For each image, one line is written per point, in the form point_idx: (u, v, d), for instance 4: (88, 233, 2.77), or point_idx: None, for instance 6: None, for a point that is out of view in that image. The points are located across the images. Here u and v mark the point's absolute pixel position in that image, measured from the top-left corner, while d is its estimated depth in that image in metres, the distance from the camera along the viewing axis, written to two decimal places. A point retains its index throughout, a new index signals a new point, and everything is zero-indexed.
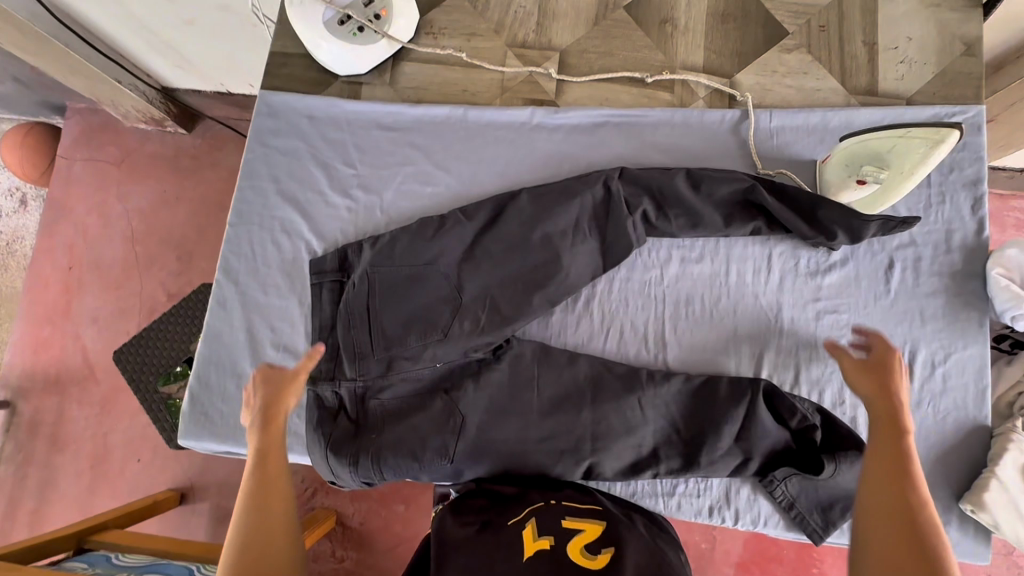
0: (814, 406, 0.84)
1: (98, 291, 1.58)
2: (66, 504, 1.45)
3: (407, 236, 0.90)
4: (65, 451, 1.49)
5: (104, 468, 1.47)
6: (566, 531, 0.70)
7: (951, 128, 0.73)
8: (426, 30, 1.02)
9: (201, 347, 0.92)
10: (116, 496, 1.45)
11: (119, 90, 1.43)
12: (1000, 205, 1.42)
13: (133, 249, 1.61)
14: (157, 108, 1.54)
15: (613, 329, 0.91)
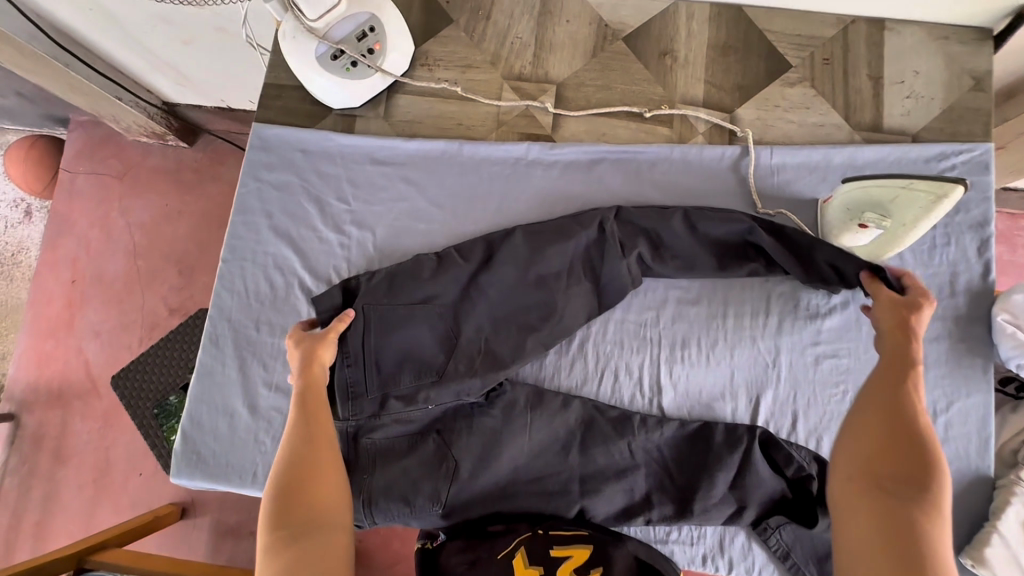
0: (811, 455, 0.83)
1: (101, 305, 1.59)
2: (69, 518, 1.47)
3: (403, 274, 0.88)
4: (68, 465, 1.50)
5: (107, 482, 1.48)
6: (554, 560, 0.72)
7: (955, 184, 0.72)
8: (421, 62, 1.00)
9: (193, 386, 0.91)
10: (119, 511, 1.46)
11: (120, 108, 1.43)
12: (1011, 224, 1.39)
13: (136, 264, 1.61)
14: (158, 123, 1.53)
15: (608, 372, 0.89)
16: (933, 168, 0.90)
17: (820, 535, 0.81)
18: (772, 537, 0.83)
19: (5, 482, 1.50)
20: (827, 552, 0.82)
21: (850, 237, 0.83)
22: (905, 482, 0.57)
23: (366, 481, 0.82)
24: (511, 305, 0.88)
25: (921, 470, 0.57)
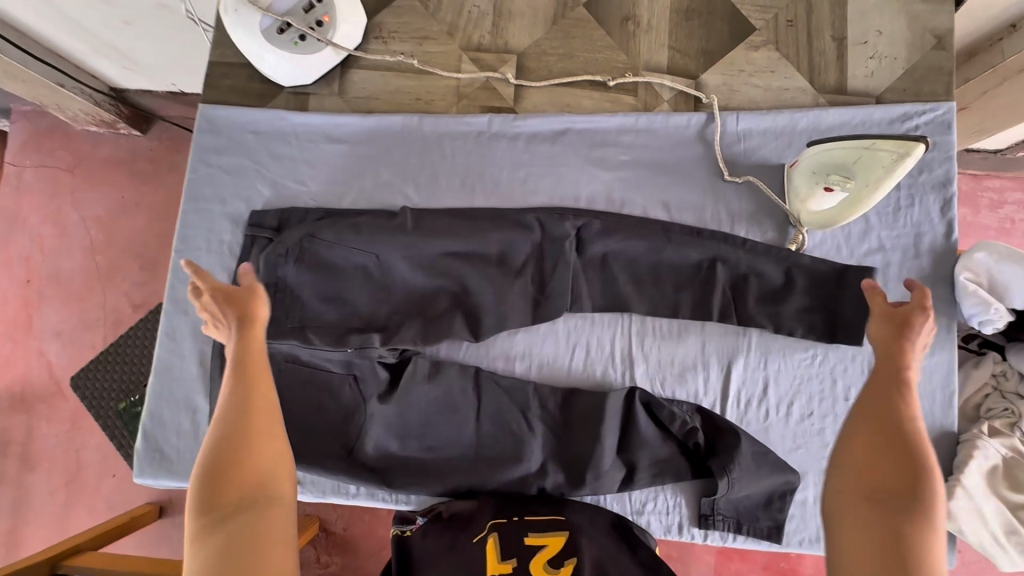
0: (693, 407, 0.85)
1: (60, 304, 1.52)
2: (43, 522, 1.42)
3: (372, 225, 0.85)
4: (37, 469, 1.45)
5: (80, 484, 1.44)
6: (529, 548, 0.70)
7: (917, 141, 0.74)
8: (375, 34, 0.96)
9: (152, 384, 0.88)
10: (95, 513, 1.42)
11: (63, 96, 1.34)
12: (975, 184, 1.46)
13: (94, 259, 1.54)
14: (106, 110, 1.44)
15: (579, 346, 0.88)
16: (897, 129, 0.90)
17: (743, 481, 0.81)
18: (718, 512, 0.83)
19: None
20: (770, 497, 0.83)
21: (816, 199, 0.82)
22: (896, 496, 0.58)
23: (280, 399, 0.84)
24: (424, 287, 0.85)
25: (905, 480, 0.59)
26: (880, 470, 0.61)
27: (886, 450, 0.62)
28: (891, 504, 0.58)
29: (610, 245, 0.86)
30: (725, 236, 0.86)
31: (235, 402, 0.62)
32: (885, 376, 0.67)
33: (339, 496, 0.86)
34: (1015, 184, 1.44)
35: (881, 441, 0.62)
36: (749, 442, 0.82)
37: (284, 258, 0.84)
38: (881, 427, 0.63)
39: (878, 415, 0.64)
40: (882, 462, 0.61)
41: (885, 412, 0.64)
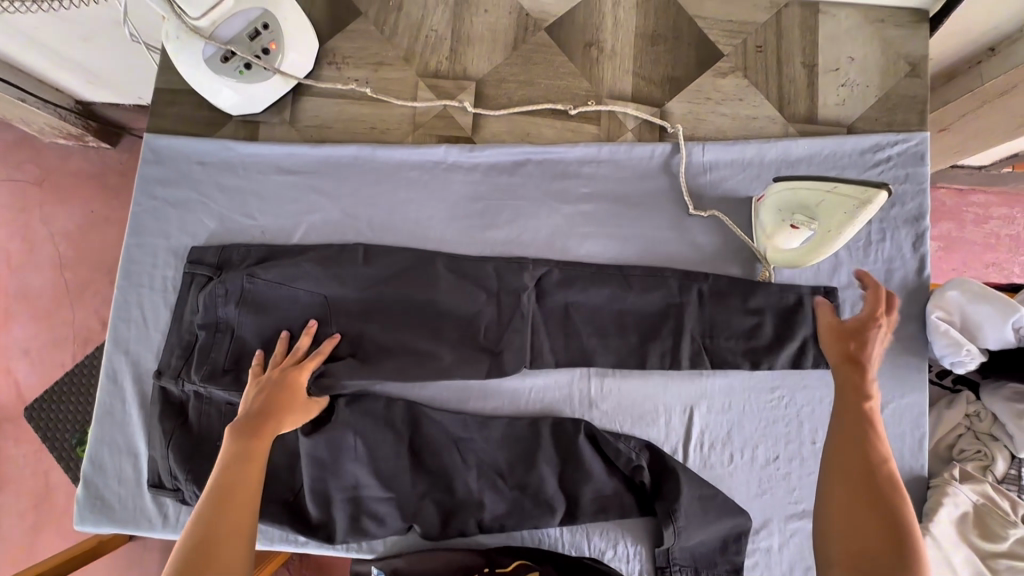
0: (642, 445, 0.82)
1: (29, 321, 1.44)
2: (10, 549, 1.38)
3: (321, 267, 0.84)
4: (6, 491, 1.39)
5: (49, 509, 1.39)
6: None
7: (878, 188, 0.71)
8: (328, 60, 0.92)
9: (92, 427, 0.85)
10: (66, 537, 1.38)
11: (27, 110, 1.26)
12: (959, 200, 1.42)
13: (63, 276, 1.46)
14: (73, 125, 1.37)
15: (537, 388, 0.85)
16: (868, 160, 0.87)
17: (698, 532, 0.78)
18: (673, 562, 0.81)
19: None
20: (725, 542, 0.80)
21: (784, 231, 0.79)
22: (886, 543, 0.56)
23: (222, 448, 0.83)
24: (384, 313, 0.84)
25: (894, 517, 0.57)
26: (868, 526, 0.57)
27: (874, 504, 0.58)
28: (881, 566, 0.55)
29: (566, 280, 0.84)
30: (687, 271, 0.84)
31: (230, 472, 0.65)
32: (854, 415, 0.64)
33: (288, 544, 0.82)
34: (1000, 200, 1.41)
35: (860, 490, 0.59)
36: (693, 486, 0.79)
37: (223, 296, 0.83)
38: (861, 474, 0.60)
39: (852, 465, 0.61)
40: (868, 518, 0.57)
41: (863, 459, 0.61)
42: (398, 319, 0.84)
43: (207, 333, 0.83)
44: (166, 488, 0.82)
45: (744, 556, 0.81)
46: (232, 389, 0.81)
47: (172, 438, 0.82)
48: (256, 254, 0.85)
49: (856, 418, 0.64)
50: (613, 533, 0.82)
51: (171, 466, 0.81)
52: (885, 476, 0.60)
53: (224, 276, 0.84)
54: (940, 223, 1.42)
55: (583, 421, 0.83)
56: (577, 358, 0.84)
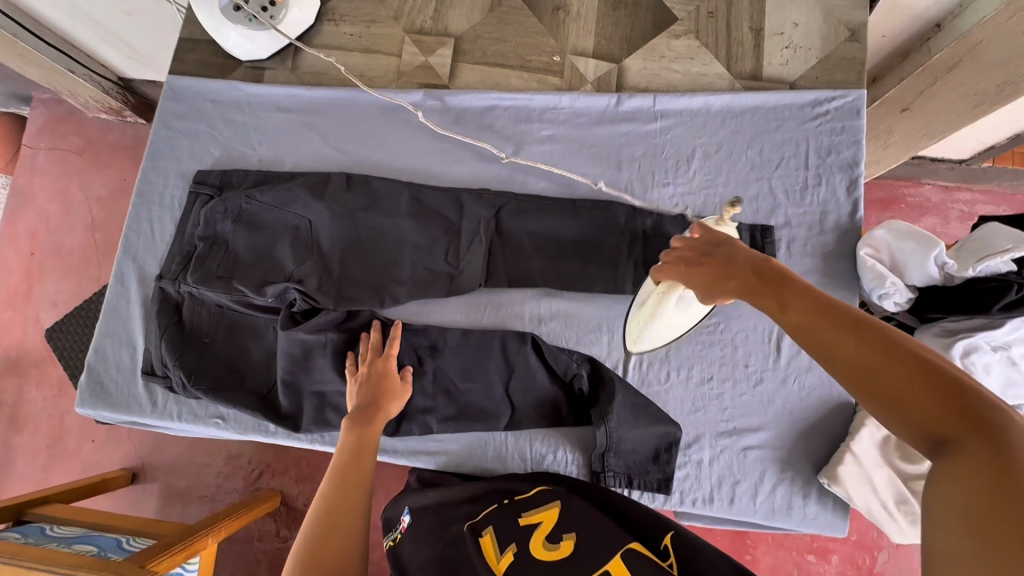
0: (584, 357, 0.90)
1: (59, 275, 1.55)
2: (23, 482, 1.45)
3: (305, 191, 0.94)
4: (23, 431, 1.48)
5: (61, 447, 1.47)
6: (525, 530, 0.68)
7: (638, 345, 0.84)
8: (328, 17, 1.05)
9: (100, 322, 0.96)
10: (72, 475, 1.45)
11: (74, 81, 1.37)
12: (945, 196, 1.47)
13: (94, 235, 1.58)
14: (114, 98, 1.48)
15: (491, 306, 0.94)
16: (808, 113, 0.95)
17: (626, 438, 0.86)
18: (608, 469, 0.87)
19: None
20: (656, 451, 0.87)
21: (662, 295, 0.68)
22: (932, 397, 0.42)
23: (209, 343, 0.93)
24: (356, 231, 0.94)
25: (918, 365, 0.43)
26: (926, 415, 0.42)
27: (913, 387, 0.43)
28: (970, 454, 0.38)
29: (522, 209, 0.93)
30: (632, 206, 0.92)
31: (347, 457, 0.75)
32: (810, 308, 0.49)
33: (260, 434, 0.93)
34: (986, 198, 1.46)
35: (876, 363, 0.44)
36: (626, 394, 0.87)
37: (222, 212, 0.93)
38: (868, 357, 0.45)
39: (849, 356, 0.46)
40: (918, 405, 0.42)
41: (857, 340, 0.46)
42: (368, 238, 0.93)
43: (205, 244, 0.93)
44: (157, 375, 0.93)
45: (675, 467, 0.87)
46: (221, 292, 0.90)
47: (166, 331, 0.92)
48: (253, 178, 0.97)
49: (805, 306, 0.49)
50: (554, 440, 0.90)
51: (162, 356, 0.92)
52: (879, 336, 0.45)
53: (224, 194, 0.95)
54: (924, 218, 1.45)
55: (531, 333, 0.91)
56: (529, 279, 0.92)
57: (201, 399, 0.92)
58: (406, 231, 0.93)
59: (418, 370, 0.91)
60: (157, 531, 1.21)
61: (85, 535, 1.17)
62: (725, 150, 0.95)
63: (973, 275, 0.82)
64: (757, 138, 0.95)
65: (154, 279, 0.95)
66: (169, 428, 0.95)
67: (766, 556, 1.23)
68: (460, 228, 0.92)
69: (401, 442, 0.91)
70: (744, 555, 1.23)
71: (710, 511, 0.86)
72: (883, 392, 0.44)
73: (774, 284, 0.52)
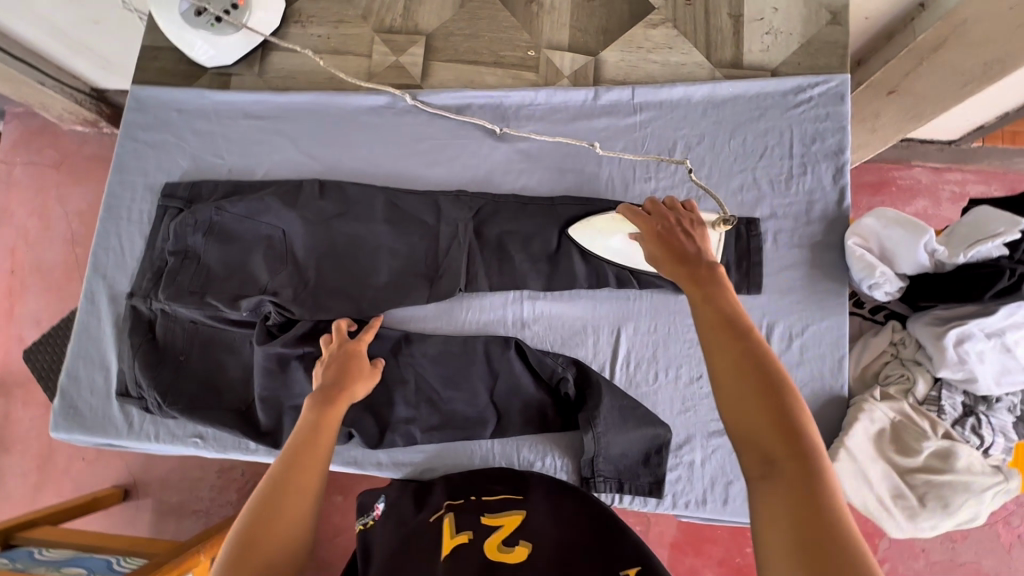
0: (568, 360, 0.88)
1: (39, 293, 1.52)
2: (13, 504, 1.43)
3: (277, 201, 0.91)
4: (9, 453, 1.45)
5: (50, 468, 1.44)
6: (485, 530, 0.67)
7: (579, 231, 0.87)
8: (294, 19, 1.02)
9: (71, 343, 0.93)
10: (62, 496, 1.42)
11: (41, 94, 1.33)
12: (935, 178, 1.44)
13: (73, 252, 1.54)
14: (86, 109, 1.44)
15: (472, 313, 0.91)
16: (790, 101, 0.92)
17: (615, 441, 0.84)
18: (598, 474, 0.85)
19: None
20: (646, 452, 0.85)
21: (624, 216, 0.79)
22: (782, 433, 0.45)
23: (184, 361, 0.90)
24: (332, 239, 0.91)
25: (783, 401, 0.46)
26: (767, 444, 0.45)
27: (767, 416, 0.46)
28: (790, 479, 0.43)
29: (500, 212, 0.90)
30: (614, 203, 0.89)
31: (302, 439, 0.67)
32: (715, 319, 0.51)
33: (240, 451, 0.90)
34: (977, 177, 1.43)
35: (750, 389, 0.47)
36: (612, 396, 0.85)
37: (192, 225, 0.90)
38: (741, 383, 0.47)
39: (730, 375, 0.48)
40: (761, 430, 0.46)
41: (740, 362, 0.48)
42: (343, 246, 0.91)
43: (175, 259, 0.90)
44: (131, 396, 0.90)
45: (667, 468, 0.85)
46: (194, 308, 0.88)
47: (139, 350, 0.89)
48: (223, 189, 0.94)
49: (716, 317, 0.51)
50: (542, 446, 0.87)
51: (137, 376, 0.89)
52: (762, 363, 0.48)
53: (193, 207, 0.92)
54: (914, 200, 1.43)
55: (513, 337, 0.89)
56: (509, 282, 0.89)
57: (179, 418, 0.90)
58: (381, 238, 0.90)
59: (400, 380, 0.89)
60: (150, 550, 1.19)
61: (74, 558, 1.15)
62: (707, 143, 0.92)
63: (966, 260, 0.80)
64: (739, 128, 0.92)
65: (126, 297, 0.93)
66: (147, 449, 0.93)
67: None
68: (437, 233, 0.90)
69: (386, 455, 0.89)
70: (744, 548, 1.22)
71: (704, 513, 0.84)
72: (747, 418, 0.46)
73: (706, 286, 0.54)
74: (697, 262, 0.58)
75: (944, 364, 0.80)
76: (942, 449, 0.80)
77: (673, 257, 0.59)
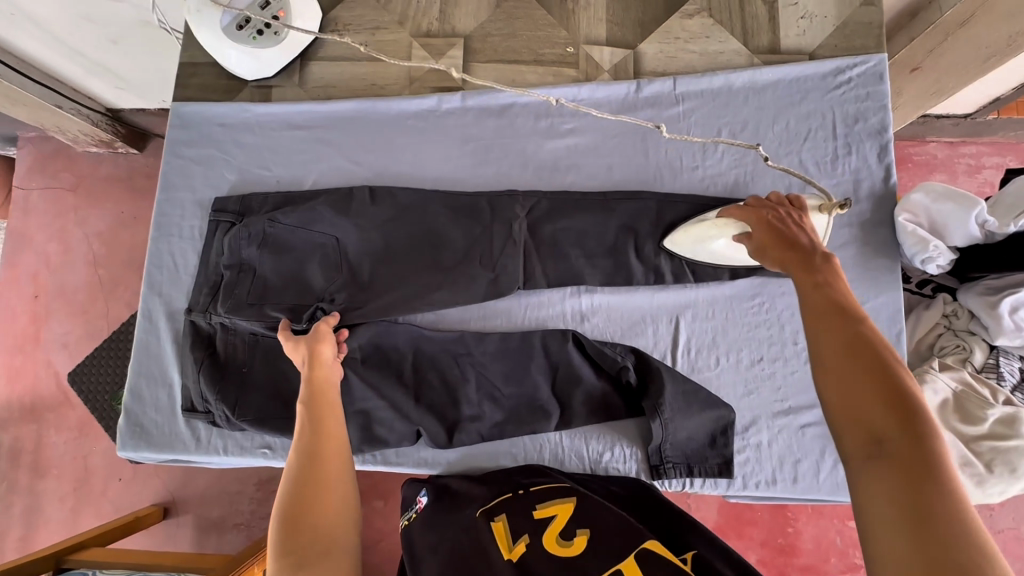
0: (628, 349, 0.88)
1: (68, 316, 1.51)
2: (54, 529, 1.42)
3: (331, 210, 0.92)
4: (48, 477, 1.45)
5: (89, 489, 1.44)
6: (539, 523, 0.68)
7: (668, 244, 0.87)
8: (331, 28, 1.02)
9: (132, 362, 0.94)
10: (103, 517, 1.42)
11: (63, 118, 1.32)
12: (951, 152, 1.46)
13: (99, 273, 1.53)
14: (105, 130, 1.43)
15: (531, 309, 0.92)
16: (831, 83, 0.94)
17: (683, 428, 0.85)
18: (667, 461, 0.86)
19: None
20: (713, 436, 0.86)
21: (725, 220, 0.75)
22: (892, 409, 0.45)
23: (247, 373, 0.90)
24: (387, 244, 0.92)
25: (894, 381, 0.47)
26: (873, 418, 0.45)
27: (874, 396, 0.46)
28: (899, 455, 0.43)
29: (551, 208, 0.91)
30: (665, 193, 0.91)
31: (311, 441, 0.67)
32: (827, 305, 0.53)
33: None
34: (992, 150, 1.45)
35: (861, 366, 0.48)
36: (675, 382, 0.86)
37: (245, 239, 0.90)
38: (848, 360, 0.48)
39: (836, 356, 0.49)
40: (867, 406, 0.46)
41: (848, 342, 0.49)
42: (399, 249, 0.91)
43: (231, 273, 0.90)
44: (198, 411, 0.91)
45: (735, 449, 0.86)
46: (255, 320, 0.88)
47: (202, 365, 0.90)
48: (273, 201, 0.94)
49: (825, 299, 0.53)
50: (609, 437, 0.89)
51: (202, 390, 0.90)
52: (875, 346, 0.49)
53: (246, 220, 0.92)
54: (931, 175, 1.45)
55: (573, 330, 0.90)
56: (567, 276, 0.90)
57: (246, 430, 0.90)
58: (437, 240, 0.91)
59: (463, 379, 0.89)
60: (203, 565, 1.19)
61: None
62: (751, 128, 0.94)
63: (1015, 230, 0.80)
64: (782, 113, 0.94)
65: (183, 313, 0.93)
66: (214, 462, 0.94)
67: (808, 527, 1.23)
68: (493, 233, 0.90)
69: (454, 454, 0.90)
70: (787, 528, 1.23)
71: (773, 493, 0.86)
72: (854, 391, 0.47)
73: (818, 271, 0.56)
74: (809, 251, 0.59)
75: (1003, 333, 0.81)
76: (1007, 415, 0.82)
77: (783, 245, 0.62)
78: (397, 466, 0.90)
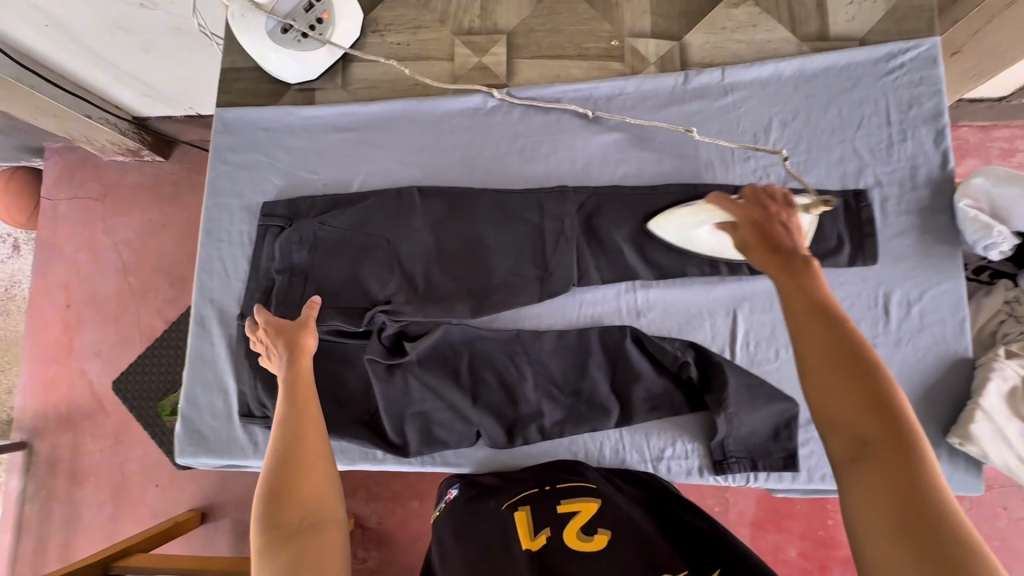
0: (687, 344, 0.87)
1: (102, 324, 1.52)
2: (94, 535, 1.43)
3: (381, 212, 0.91)
4: (85, 484, 1.46)
5: (127, 496, 1.45)
6: (561, 516, 0.67)
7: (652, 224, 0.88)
8: (372, 28, 1.02)
9: (187, 369, 0.94)
10: (142, 523, 1.43)
11: (89, 126, 1.32)
12: (983, 136, 1.42)
13: (129, 280, 1.54)
14: (132, 138, 1.43)
15: (584, 307, 0.91)
16: (883, 68, 0.92)
17: (746, 422, 0.84)
18: (730, 455, 0.85)
19: (24, 509, 1.46)
20: (777, 429, 0.85)
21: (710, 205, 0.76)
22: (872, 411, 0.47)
23: None
24: (438, 243, 0.91)
25: (874, 383, 0.49)
26: (857, 424, 0.48)
27: (856, 402, 0.48)
28: (886, 457, 0.45)
29: (605, 204, 0.90)
30: (719, 185, 0.90)
31: (287, 442, 0.64)
32: (804, 307, 0.54)
33: (369, 462, 0.91)
34: None
35: (841, 370, 0.50)
36: (737, 375, 0.85)
37: (298, 243, 0.90)
38: (828, 364, 0.50)
39: (817, 361, 0.51)
40: (850, 410, 0.48)
41: (830, 345, 0.51)
42: (451, 249, 0.91)
43: (285, 277, 0.90)
44: (256, 417, 0.91)
45: (799, 442, 0.85)
46: None
47: (259, 371, 0.89)
48: (322, 204, 0.94)
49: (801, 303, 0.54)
50: (670, 432, 0.88)
51: (260, 396, 0.90)
52: (856, 348, 0.50)
53: (297, 224, 0.92)
54: (965, 161, 1.43)
55: (630, 326, 0.89)
56: (622, 271, 0.89)
57: None
58: (488, 239, 0.91)
59: (520, 376, 0.89)
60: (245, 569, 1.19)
61: None
62: (801, 117, 0.92)
63: None
64: (833, 100, 0.92)
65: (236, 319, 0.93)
66: None
67: None
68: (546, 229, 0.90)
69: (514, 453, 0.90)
70: (828, 521, 1.22)
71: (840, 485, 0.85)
72: (838, 396, 0.49)
73: (795, 273, 0.57)
74: (790, 254, 0.60)
75: None
76: None
77: (765, 245, 0.62)
78: (456, 466, 0.90)
